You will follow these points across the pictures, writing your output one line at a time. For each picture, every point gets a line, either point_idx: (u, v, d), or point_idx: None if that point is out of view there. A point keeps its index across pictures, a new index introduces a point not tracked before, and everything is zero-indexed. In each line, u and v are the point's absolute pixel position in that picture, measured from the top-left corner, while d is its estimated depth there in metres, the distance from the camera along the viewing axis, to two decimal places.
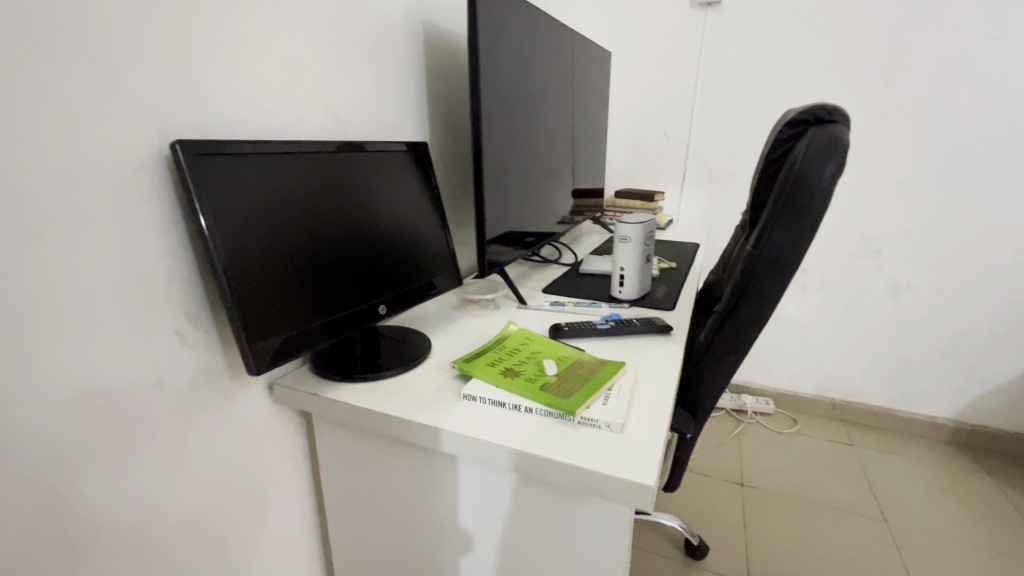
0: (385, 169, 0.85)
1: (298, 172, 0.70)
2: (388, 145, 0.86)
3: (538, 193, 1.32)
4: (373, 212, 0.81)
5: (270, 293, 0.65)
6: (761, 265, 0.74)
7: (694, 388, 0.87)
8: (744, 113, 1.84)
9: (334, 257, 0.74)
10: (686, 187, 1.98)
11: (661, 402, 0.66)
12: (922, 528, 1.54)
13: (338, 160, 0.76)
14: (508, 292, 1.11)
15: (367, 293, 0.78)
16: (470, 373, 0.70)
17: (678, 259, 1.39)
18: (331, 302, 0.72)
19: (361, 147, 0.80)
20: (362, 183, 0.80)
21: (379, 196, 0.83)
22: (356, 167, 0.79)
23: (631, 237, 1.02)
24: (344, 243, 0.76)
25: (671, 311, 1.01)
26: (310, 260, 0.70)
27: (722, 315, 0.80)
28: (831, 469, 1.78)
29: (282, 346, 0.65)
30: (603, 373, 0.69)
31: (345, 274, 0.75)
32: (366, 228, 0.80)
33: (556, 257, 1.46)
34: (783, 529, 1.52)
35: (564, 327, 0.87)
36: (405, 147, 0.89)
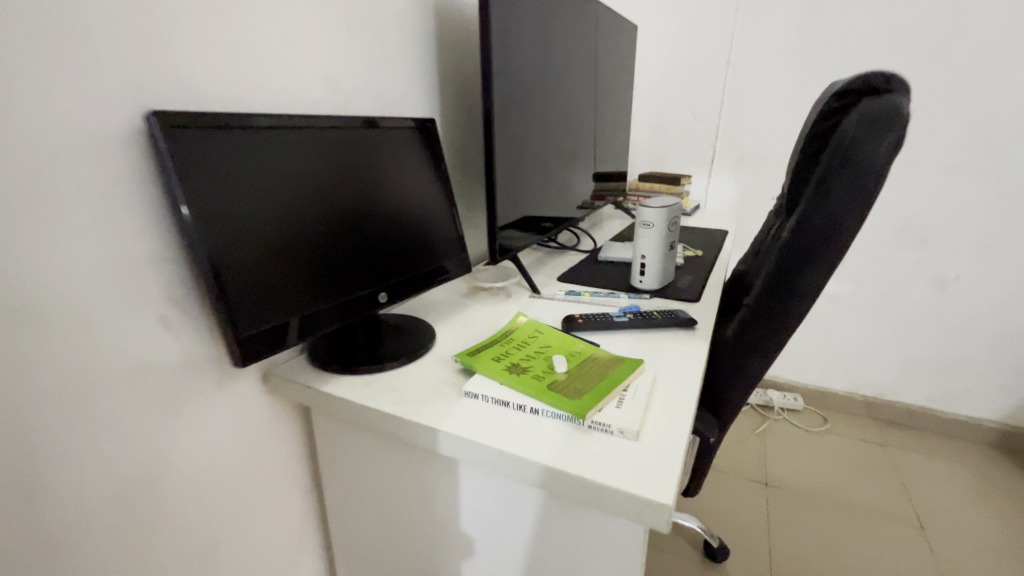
0: (390, 148, 0.79)
1: (293, 149, 0.65)
2: (394, 121, 0.80)
3: (555, 176, 1.24)
4: (375, 194, 0.76)
5: (259, 279, 0.60)
6: (800, 254, 0.66)
7: (720, 388, 0.80)
8: (780, 94, 1.72)
9: (331, 243, 0.69)
10: (715, 171, 1.87)
11: (682, 405, 0.59)
12: (960, 537, 1.45)
13: (337, 138, 0.71)
14: (521, 281, 1.05)
15: (367, 279, 0.73)
16: (473, 368, 0.65)
17: (704, 247, 1.31)
18: (327, 288, 0.68)
19: (364, 124, 0.75)
20: (364, 164, 0.75)
21: (384, 176, 0.78)
22: (358, 145, 0.74)
23: (654, 223, 0.95)
24: (343, 228, 0.71)
25: (695, 303, 0.94)
26: (304, 245, 0.65)
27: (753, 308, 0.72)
28: (863, 470, 1.69)
29: (271, 335, 0.61)
30: (618, 372, 0.63)
31: (343, 261, 0.70)
32: (367, 212, 0.74)
33: (573, 244, 1.39)
34: (808, 531, 1.45)
35: (577, 319, 0.80)
36: (413, 124, 0.84)
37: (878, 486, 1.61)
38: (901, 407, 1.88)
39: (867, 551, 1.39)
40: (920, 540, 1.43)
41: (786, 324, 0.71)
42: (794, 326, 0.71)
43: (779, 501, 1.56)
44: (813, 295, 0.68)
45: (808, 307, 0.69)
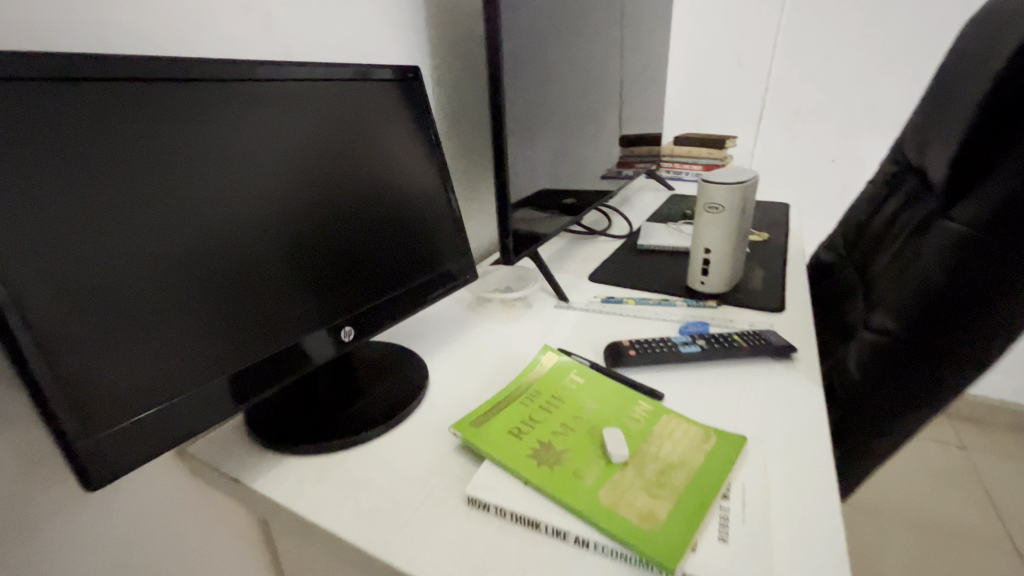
0: (360, 109, 0.54)
1: (191, 116, 0.41)
2: (365, 72, 0.54)
3: (578, 146, 0.99)
4: (341, 181, 0.52)
5: (147, 333, 0.38)
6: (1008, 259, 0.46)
7: (846, 440, 0.58)
8: (850, 32, 1.38)
9: (269, 259, 0.46)
10: (763, 130, 1.57)
11: (824, 528, 0.36)
12: None
13: (273, 96, 0.46)
14: (545, 284, 0.81)
15: (341, 308, 0.51)
16: (482, 450, 0.43)
17: (769, 226, 1.04)
18: (280, 330, 0.46)
19: (321, 74, 0.50)
20: (320, 135, 0.50)
21: (360, 154, 0.54)
22: (310, 108, 0.49)
23: (724, 206, 0.69)
24: (288, 236, 0.47)
25: (782, 315, 0.69)
26: (220, 268, 0.42)
27: (913, 335, 0.51)
28: (937, 473, 1.41)
29: (157, 422, 0.38)
30: (710, 468, 0.40)
31: (290, 284, 0.47)
32: (330, 209, 0.51)
33: (601, 225, 1.13)
34: (877, 549, 1.19)
35: (628, 350, 0.56)
36: (392, 75, 0.57)
37: (995, 508, 1.29)
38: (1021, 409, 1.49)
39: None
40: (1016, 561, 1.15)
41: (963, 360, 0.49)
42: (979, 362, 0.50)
43: (867, 520, 1.26)
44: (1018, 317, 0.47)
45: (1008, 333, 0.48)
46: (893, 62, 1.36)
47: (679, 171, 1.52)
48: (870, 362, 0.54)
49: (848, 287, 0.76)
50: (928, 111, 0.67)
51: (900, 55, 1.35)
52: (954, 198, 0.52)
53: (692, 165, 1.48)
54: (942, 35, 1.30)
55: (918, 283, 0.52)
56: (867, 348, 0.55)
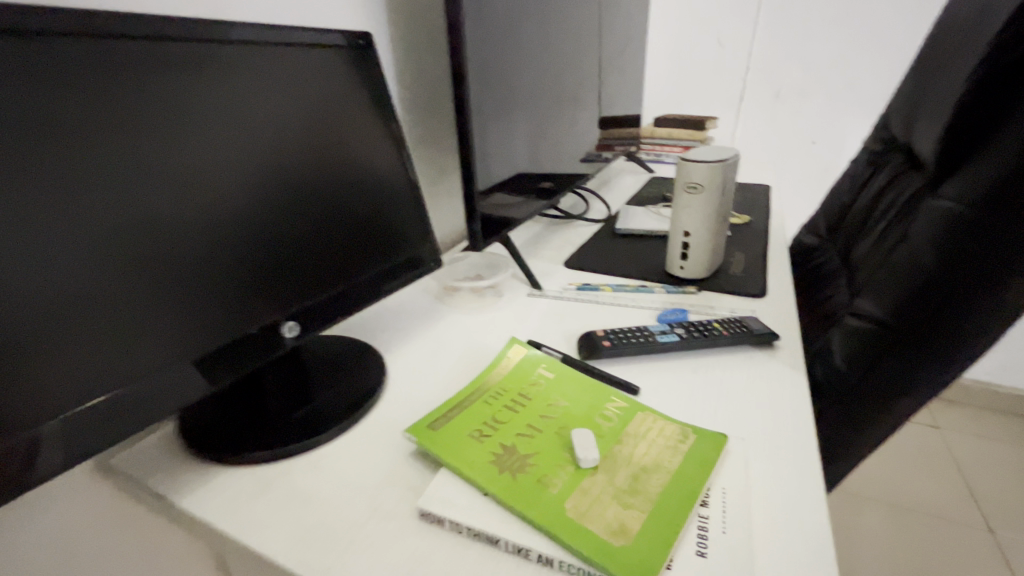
0: (308, 77, 0.47)
1: (91, 80, 0.34)
2: (321, 34, 0.47)
3: (555, 125, 0.93)
4: (287, 160, 0.46)
5: (53, 333, 0.33)
6: (1007, 244, 0.43)
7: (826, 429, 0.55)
8: (832, 9, 1.34)
9: (197, 251, 0.40)
10: (745, 111, 1.53)
11: (808, 533, 0.33)
12: None
13: (196, 59, 0.39)
14: (518, 271, 0.77)
15: (293, 300, 0.46)
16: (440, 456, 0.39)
17: (750, 209, 1.00)
18: (218, 328, 0.41)
19: (257, 34, 0.43)
20: (257, 106, 0.43)
21: (314, 127, 0.48)
22: (244, 74, 0.42)
23: (705, 184, 0.64)
24: (221, 223, 0.41)
25: (763, 301, 0.66)
26: (133, 262, 0.36)
27: (903, 319, 0.48)
28: (911, 454, 1.41)
29: (54, 443, 0.32)
30: (688, 471, 0.37)
31: (224, 278, 0.41)
32: (275, 192, 0.45)
33: (579, 210, 1.09)
34: (853, 533, 1.17)
35: (602, 341, 0.52)
36: (351, 40, 0.50)
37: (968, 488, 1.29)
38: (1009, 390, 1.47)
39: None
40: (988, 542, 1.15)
41: (952, 347, 0.47)
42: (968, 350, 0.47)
43: (855, 507, 1.24)
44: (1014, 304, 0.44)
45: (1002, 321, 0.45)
46: (874, 41, 1.34)
47: (659, 153, 1.48)
48: (856, 348, 0.52)
49: (832, 271, 0.74)
50: (916, 83, 0.64)
51: (881, 34, 1.33)
52: (951, 177, 0.49)
53: (672, 147, 1.44)
54: (923, 12, 1.28)
55: (909, 268, 0.49)
56: (852, 334, 0.53)
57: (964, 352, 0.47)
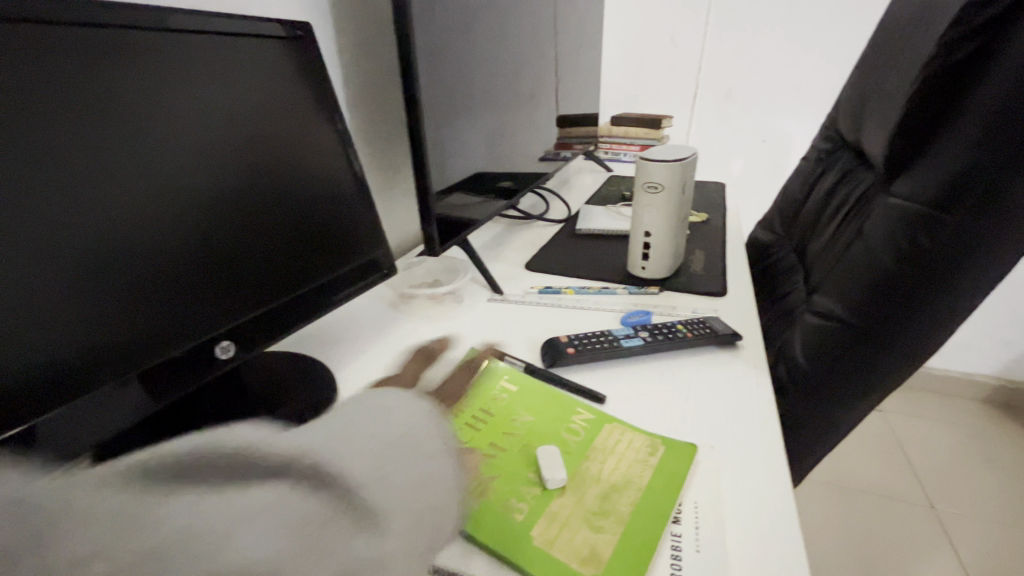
0: (242, 70, 0.42)
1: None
2: (255, 22, 0.42)
3: (512, 124, 0.91)
4: (222, 163, 0.41)
5: None
6: (958, 241, 0.44)
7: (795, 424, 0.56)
8: (777, 10, 1.38)
9: (112, 267, 0.35)
10: (698, 110, 1.56)
11: (780, 544, 0.32)
12: (973, 506, 1.20)
13: (104, 48, 0.34)
14: (477, 275, 0.74)
15: (233, 320, 0.42)
16: None
17: (707, 206, 1.01)
18: (142, 354, 0.36)
19: (178, 21, 0.38)
20: (181, 101, 0.38)
21: (254, 127, 0.43)
22: (164, 65, 0.37)
23: (664, 184, 0.64)
24: (141, 235, 0.36)
25: (724, 300, 0.66)
26: (28, 283, 0.31)
27: (862, 318, 0.49)
28: (858, 435, 1.43)
29: None
30: (657, 487, 0.35)
31: (148, 296, 0.37)
32: (207, 198, 0.40)
33: (539, 210, 1.07)
34: (812, 518, 1.18)
35: (566, 348, 0.51)
36: (290, 27, 0.46)
37: (913, 467, 1.32)
38: (946, 371, 1.56)
39: (931, 560, 1.08)
40: (933, 519, 1.17)
41: (909, 343, 0.48)
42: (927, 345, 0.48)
43: (809, 487, 1.26)
44: (966, 300, 0.46)
45: (956, 317, 0.47)
46: (816, 41, 1.39)
47: (616, 151, 1.48)
48: (821, 346, 0.53)
49: (789, 267, 0.75)
50: (864, 82, 0.65)
51: (823, 34, 1.38)
52: (903, 175, 0.50)
53: (629, 146, 1.45)
54: (860, 14, 1.33)
55: (867, 266, 0.50)
56: (816, 333, 0.53)
57: (919, 345, 0.48)
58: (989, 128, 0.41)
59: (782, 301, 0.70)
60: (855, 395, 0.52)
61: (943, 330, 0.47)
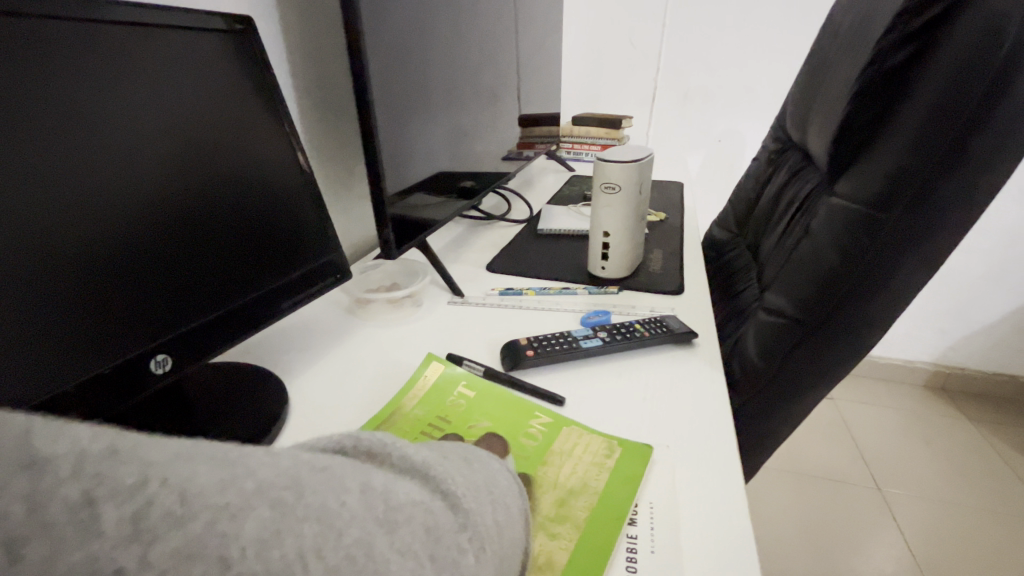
0: (176, 65, 0.39)
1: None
2: (190, 15, 0.40)
3: (473, 124, 0.90)
4: (155, 167, 0.38)
5: None
6: (895, 240, 0.46)
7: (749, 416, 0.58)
8: (730, 14, 1.42)
9: (32, 282, 0.32)
10: (656, 110, 1.59)
11: (730, 540, 0.33)
12: (914, 487, 1.28)
13: (26, 42, 0.31)
14: (437, 277, 0.73)
15: (173, 334, 0.40)
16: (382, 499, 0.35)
17: (666, 205, 1.03)
18: (68, 374, 0.34)
19: (103, 12, 0.34)
20: (110, 100, 0.35)
21: (190, 129, 0.41)
22: (90, 60, 0.34)
23: (621, 185, 0.64)
24: (69, 245, 0.33)
25: (682, 298, 0.67)
26: None
27: (809, 315, 0.51)
28: (811, 423, 1.48)
29: None
30: (614, 489, 0.36)
31: (76, 311, 0.34)
32: (141, 204, 0.37)
33: (501, 210, 1.06)
34: (771, 508, 1.21)
35: (524, 350, 0.50)
36: (230, 22, 0.43)
37: (861, 452, 1.39)
38: (890, 359, 1.64)
39: (878, 537, 1.14)
40: (879, 501, 1.23)
41: (853, 339, 0.51)
42: (869, 342, 0.51)
43: (767, 474, 1.31)
44: (903, 298, 0.48)
45: (894, 313, 0.49)
46: (766, 44, 1.44)
47: (578, 152, 1.49)
48: (773, 344, 0.54)
49: (743, 265, 0.78)
50: (809, 86, 0.68)
51: (773, 38, 1.43)
52: (845, 176, 0.52)
53: (591, 146, 1.46)
54: (806, 20, 1.39)
55: (813, 264, 0.52)
56: (768, 330, 0.55)
57: (861, 340, 0.51)
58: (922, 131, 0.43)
59: (736, 299, 0.72)
60: (805, 390, 0.55)
61: (883, 326, 0.50)
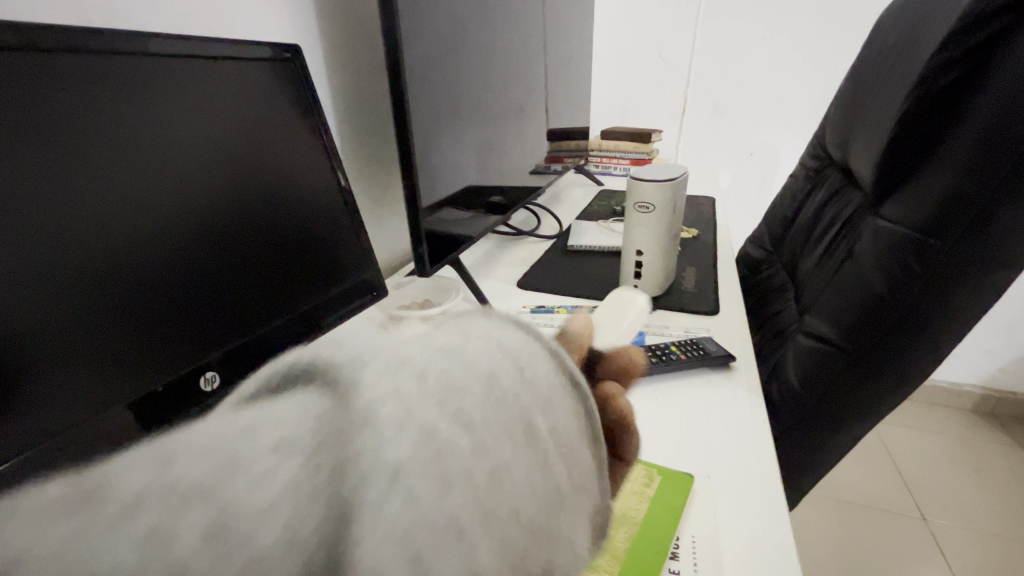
0: (226, 93, 0.41)
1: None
2: (240, 46, 0.42)
3: (503, 141, 0.91)
4: (210, 190, 0.40)
5: None
6: (947, 266, 0.45)
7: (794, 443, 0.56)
8: (762, 26, 1.40)
9: (104, 303, 0.33)
10: (687, 124, 1.58)
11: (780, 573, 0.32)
12: (964, 518, 1.21)
13: (95, 77, 0.33)
14: (469, 293, 0.74)
15: (225, 350, 0.41)
16: None
17: (698, 221, 1.02)
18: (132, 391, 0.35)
19: (159, 46, 0.37)
20: (170, 128, 0.38)
21: (242, 153, 0.42)
22: (151, 91, 0.36)
23: (655, 204, 0.64)
24: (136, 265, 0.35)
25: (717, 319, 0.66)
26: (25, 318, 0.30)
27: (855, 342, 0.50)
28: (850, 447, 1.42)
29: None
30: (655, 521, 0.35)
31: (142, 329, 0.36)
32: (196, 228, 0.39)
33: (530, 225, 1.07)
34: (810, 536, 1.16)
35: None
36: (276, 51, 0.45)
37: (905, 478, 1.32)
38: (934, 381, 1.57)
39: (922, 571, 1.08)
40: (925, 532, 1.17)
41: (902, 365, 0.49)
42: (920, 368, 0.49)
43: (803, 500, 1.26)
44: (957, 323, 0.46)
45: (948, 339, 0.47)
46: (801, 57, 1.41)
47: (607, 166, 1.49)
48: (815, 371, 0.53)
49: (779, 285, 0.76)
50: (850, 103, 0.66)
51: (807, 50, 1.40)
52: (891, 198, 0.50)
53: (620, 160, 1.46)
54: (842, 32, 1.36)
55: (857, 288, 0.50)
56: (808, 355, 0.54)
57: (912, 365, 0.49)
58: (975, 153, 0.42)
59: (774, 319, 0.70)
60: (851, 417, 0.53)
61: (937, 352, 0.48)
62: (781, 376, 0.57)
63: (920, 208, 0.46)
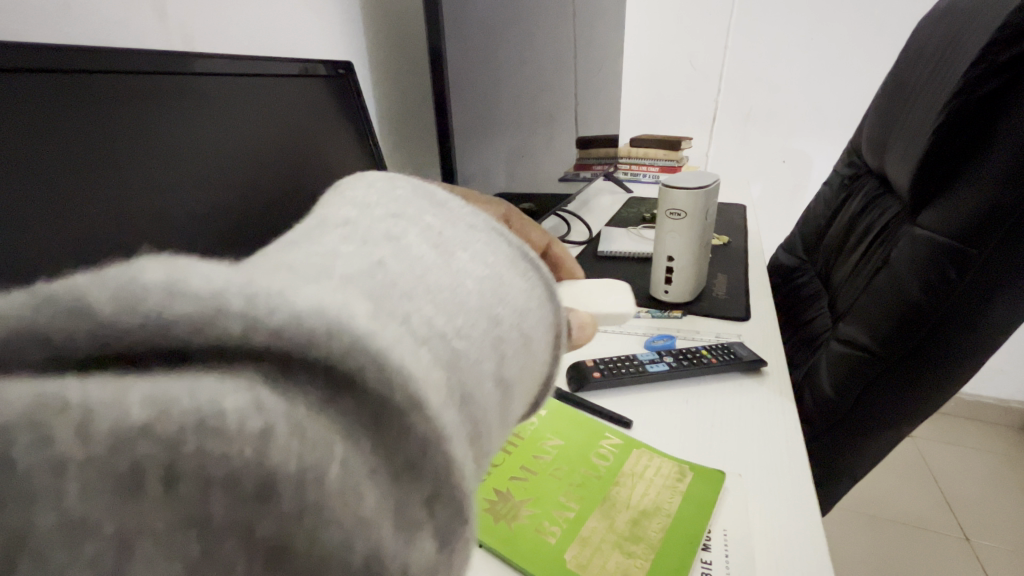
0: (291, 108, 0.44)
1: (71, 114, 0.28)
2: (303, 65, 0.46)
3: (534, 149, 0.93)
4: (286, 197, 0.43)
5: None
6: (994, 272, 0.45)
7: (831, 451, 0.56)
8: (797, 33, 1.39)
9: None
10: (718, 131, 1.57)
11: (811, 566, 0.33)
12: (1012, 540, 1.15)
13: (209, 94, 0.37)
14: None
15: None
16: (534, 530, 0.35)
17: (729, 228, 1.01)
18: None
19: (250, 67, 0.40)
20: (261, 141, 0.41)
21: (309, 166, 0.46)
22: (247, 108, 0.40)
23: (686, 212, 0.65)
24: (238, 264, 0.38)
25: (748, 325, 0.67)
26: None
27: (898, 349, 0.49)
28: (887, 462, 1.38)
29: None
30: (687, 515, 0.36)
31: None
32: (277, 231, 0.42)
33: (559, 231, 1.08)
34: (845, 551, 1.13)
35: (592, 372, 0.52)
36: (329, 70, 0.49)
37: (945, 495, 1.28)
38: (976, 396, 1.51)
39: None
40: (969, 554, 1.13)
41: (947, 372, 0.49)
42: (963, 375, 0.49)
43: (837, 514, 1.23)
44: (1006, 329, 0.46)
45: (993, 345, 0.47)
46: (837, 63, 1.39)
47: (636, 172, 1.50)
48: (847, 379, 0.53)
49: (811, 292, 0.76)
50: (884, 112, 0.67)
51: (843, 56, 1.38)
52: (928, 206, 0.50)
53: (649, 167, 1.46)
54: (879, 39, 1.34)
55: (894, 296, 0.50)
56: (841, 362, 0.54)
57: (957, 373, 0.49)
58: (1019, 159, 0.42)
59: (806, 327, 0.71)
60: (892, 426, 0.53)
61: (981, 358, 0.48)
62: (816, 384, 0.57)
63: (958, 216, 0.46)
